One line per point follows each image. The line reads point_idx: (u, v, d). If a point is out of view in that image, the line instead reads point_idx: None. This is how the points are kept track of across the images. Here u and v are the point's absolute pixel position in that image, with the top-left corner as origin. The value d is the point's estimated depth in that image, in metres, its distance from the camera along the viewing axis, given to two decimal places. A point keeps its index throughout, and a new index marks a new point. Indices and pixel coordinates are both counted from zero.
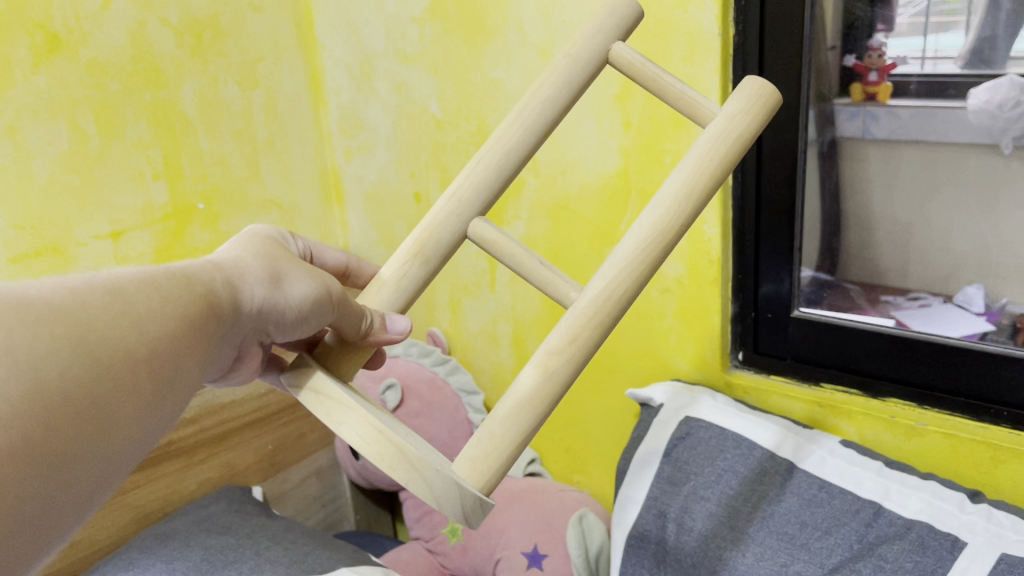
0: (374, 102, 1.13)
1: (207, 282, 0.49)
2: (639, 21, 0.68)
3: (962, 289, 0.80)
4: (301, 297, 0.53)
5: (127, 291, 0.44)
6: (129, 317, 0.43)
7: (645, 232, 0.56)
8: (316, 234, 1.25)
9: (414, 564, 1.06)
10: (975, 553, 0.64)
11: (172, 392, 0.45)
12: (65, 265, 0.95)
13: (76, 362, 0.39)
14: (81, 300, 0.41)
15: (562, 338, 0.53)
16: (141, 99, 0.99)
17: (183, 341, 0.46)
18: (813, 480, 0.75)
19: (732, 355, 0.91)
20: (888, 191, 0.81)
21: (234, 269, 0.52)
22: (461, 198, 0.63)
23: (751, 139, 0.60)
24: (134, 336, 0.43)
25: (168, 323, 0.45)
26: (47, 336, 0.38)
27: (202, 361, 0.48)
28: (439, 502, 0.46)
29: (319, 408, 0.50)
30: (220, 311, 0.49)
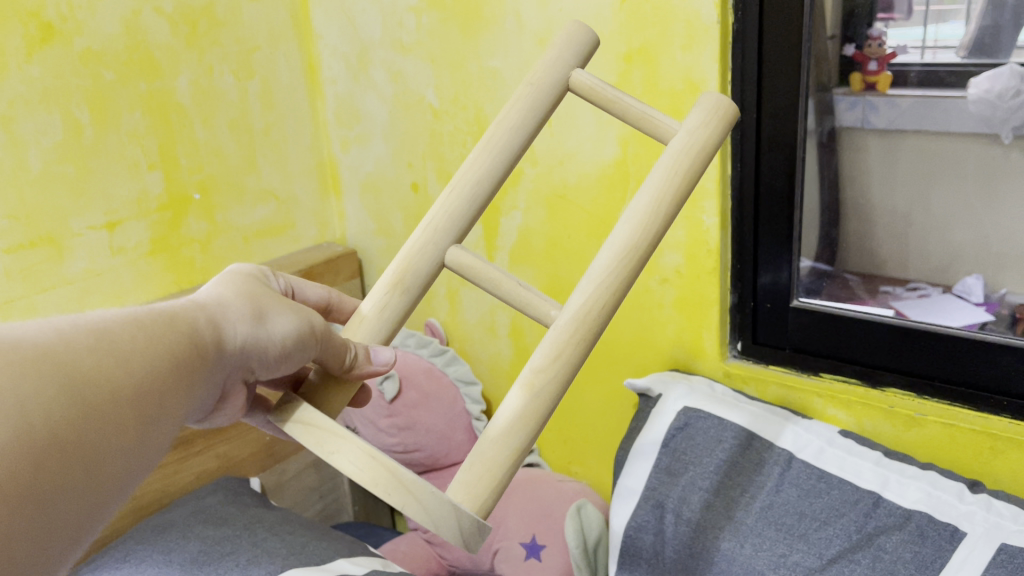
0: (372, 92, 1.13)
1: (191, 323, 0.48)
2: (594, 49, 0.70)
3: (961, 279, 0.79)
4: (283, 334, 0.53)
5: (111, 330, 0.44)
6: (114, 353, 0.42)
7: (619, 245, 0.56)
8: (312, 225, 1.24)
9: (412, 556, 1.05)
10: (974, 543, 0.64)
11: (159, 427, 0.45)
12: (60, 256, 0.94)
13: (62, 401, 0.39)
14: (65, 339, 0.41)
15: (547, 355, 0.53)
16: (136, 89, 0.98)
17: (167, 376, 0.45)
18: (810, 470, 0.75)
19: (731, 345, 0.91)
20: (887, 181, 0.81)
21: (217, 307, 0.51)
22: (436, 227, 0.63)
23: (712, 153, 0.61)
24: (119, 374, 0.42)
25: (153, 359, 0.44)
26: (36, 375, 0.38)
27: (186, 399, 0.47)
28: (437, 528, 0.46)
29: (308, 439, 0.49)
30: (204, 350, 0.48)
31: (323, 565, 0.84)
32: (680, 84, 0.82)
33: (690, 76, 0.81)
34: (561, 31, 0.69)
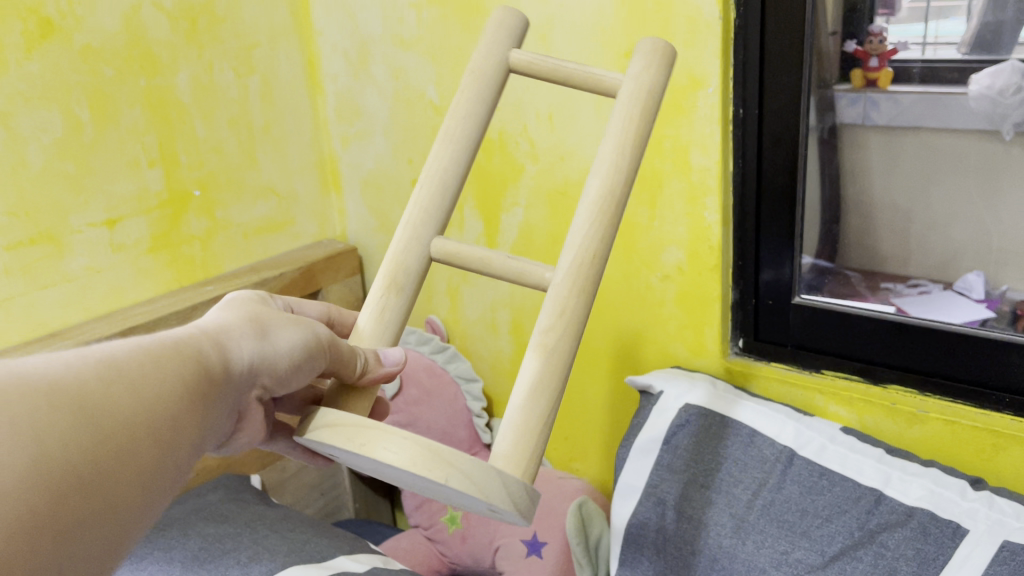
0: (372, 88, 1.12)
1: (197, 345, 0.48)
2: (525, 30, 0.73)
3: (962, 276, 0.79)
4: (288, 344, 0.53)
5: (119, 358, 0.43)
6: (125, 381, 0.42)
7: (595, 200, 0.62)
8: (313, 221, 1.24)
9: (412, 554, 1.04)
10: (977, 540, 0.64)
11: (176, 452, 0.45)
12: (60, 253, 0.94)
13: (77, 433, 0.38)
14: (74, 370, 0.41)
15: (551, 316, 0.59)
16: (136, 85, 0.98)
17: (180, 400, 0.45)
18: (813, 467, 0.74)
19: (732, 342, 0.90)
20: (887, 176, 0.80)
21: (220, 328, 0.51)
22: (415, 223, 0.66)
23: (660, 91, 0.66)
24: (132, 401, 0.42)
25: (164, 384, 0.44)
26: (47, 406, 0.38)
27: (203, 420, 0.47)
28: (486, 494, 0.48)
29: (337, 437, 0.50)
30: (213, 369, 0.48)
31: (324, 562, 0.84)
32: (682, 80, 0.82)
33: (692, 72, 0.81)
34: (488, 20, 0.72)
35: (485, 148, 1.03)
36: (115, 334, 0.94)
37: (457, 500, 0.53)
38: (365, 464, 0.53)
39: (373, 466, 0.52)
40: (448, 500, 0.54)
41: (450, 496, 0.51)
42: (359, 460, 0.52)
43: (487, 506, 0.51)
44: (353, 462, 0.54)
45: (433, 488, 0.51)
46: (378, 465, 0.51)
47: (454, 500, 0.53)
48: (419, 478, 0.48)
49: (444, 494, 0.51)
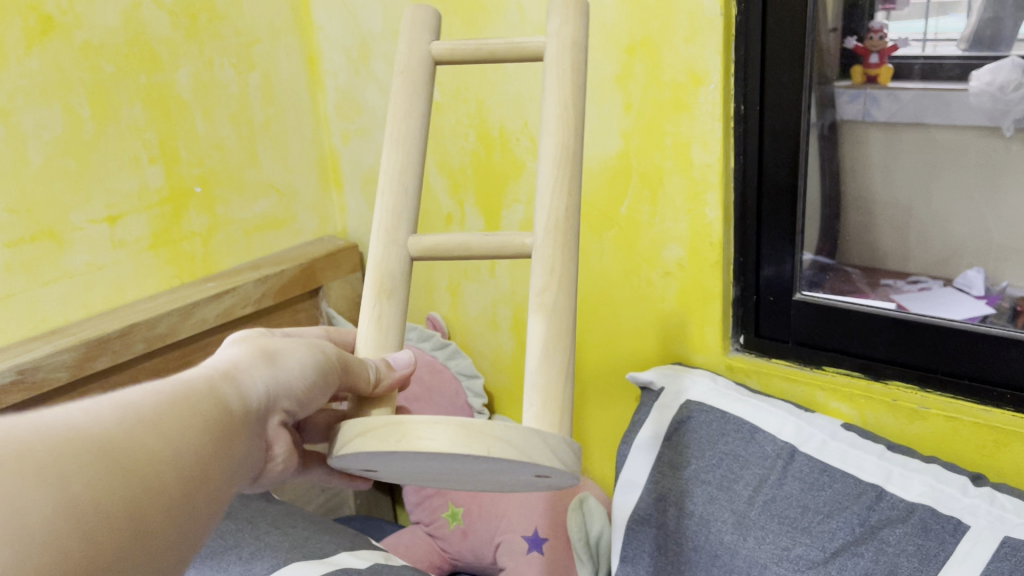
0: (373, 85, 1.12)
1: (209, 382, 0.50)
2: (438, 23, 0.75)
3: (962, 272, 0.79)
4: (298, 364, 0.55)
5: (136, 403, 0.45)
6: (144, 423, 0.44)
7: (553, 154, 0.66)
8: (313, 218, 1.23)
9: (414, 550, 1.04)
10: (978, 536, 0.64)
11: (205, 487, 0.46)
12: (61, 250, 0.94)
13: (102, 476, 0.40)
14: (92, 419, 0.42)
15: (543, 277, 0.63)
16: (136, 82, 0.98)
17: (202, 436, 0.46)
18: (814, 463, 0.74)
19: (733, 339, 0.91)
20: (887, 173, 0.80)
21: (230, 363, 0.52)
22: (386, 230, 0.68)
23: (584, 38, 0.69)
24: (154, 441, 0.43)
25: (183, 422, 0.45)
26: (73, 454, 0.39)
27: (229, 452, 0.48)
28: (531, 456, 0.50)
29: (371, 442, 0.50)
30: (229, 401, 0.50)
31: (325, 558, 0.84)
32: (682, 77, 0.82)
33: (692, 68, 0.81)
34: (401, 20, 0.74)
35: (486, 144, 1.03)
36: (115, 331, 0.95)
37: (501, 473, 0.54)
38: (402, 461, 0.53)
39: (412, 461, 0.53)
40: (494, 475, 0.56)
41: (496, 468, 0.52)
42: (395, 459, 0.52)
43: (532, 470, 0.52)
44: (389, 464, 0.54)
45: (476, 465, 0.52)
46: (417, 459, 0.51)
47: (499, 472, 0.55)
48: (463, 457, 0.49)
49: (488, 467, 0.52)
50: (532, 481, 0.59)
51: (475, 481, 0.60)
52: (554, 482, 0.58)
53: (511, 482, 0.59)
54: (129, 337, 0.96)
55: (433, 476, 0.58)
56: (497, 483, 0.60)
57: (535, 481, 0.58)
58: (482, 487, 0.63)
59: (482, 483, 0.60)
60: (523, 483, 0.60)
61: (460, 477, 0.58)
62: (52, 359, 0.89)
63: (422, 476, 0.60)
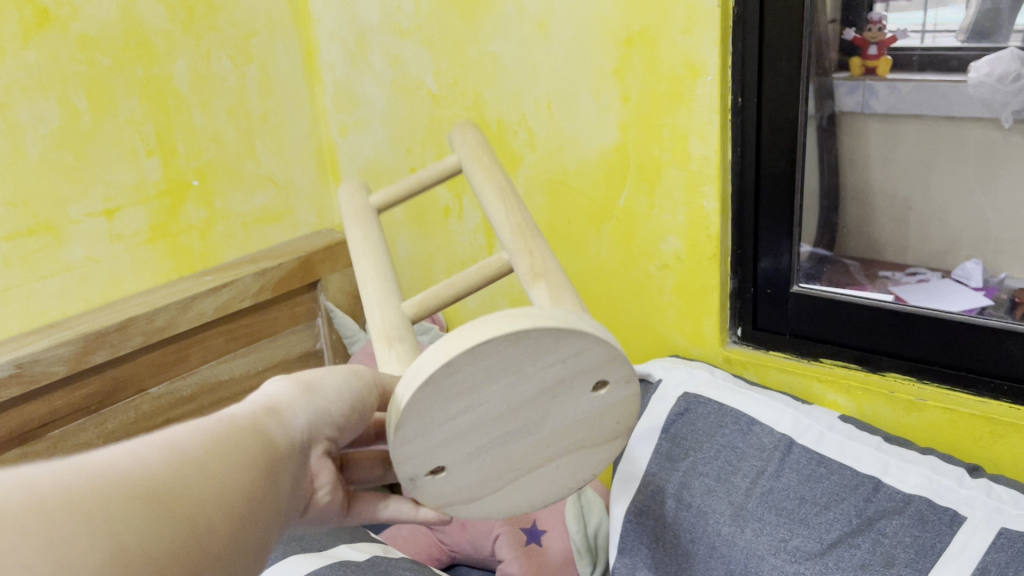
0: (370, 77, 1.12)
1: (248, 416, 0.42)
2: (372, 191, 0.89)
3: (961, 263, 0.77)
4: (336, 389, 0.47)
5: (182, 439, 0.38)
6: (191, 463, 0.37)
7: (496, 191, 0.78)
8: (312, 211, 1.23)
9: (412, 542, 1.05)
10: (974, 527, 0.64)
11: (259, 530, 0.39)
12: (59, 243, 0.94)
13: (151, 523, 0.33)
14: (136, 458, 0.36)
15: (527, 258, 0.68)
16: (133, 74, 0.98)
17: (254, 473, 0.39)
18: (811, 454, 0.75)
19: (731, 331, 0.91)
20: (887, 164, 0.78)
21: (264, 397, 0.45)
22: (377, 298, 0.68)
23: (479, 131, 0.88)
24: (204, 482, 0.36)
25: (231, 461, 0.38)
26: (120, 495, 0.33)
27: (279, 493, 0.41)
28: (577, 332, 0.44)
29: (412, 377, 0.43)
30: (274, 435, 0.43)
31: (324, 551, 0.84)
32: (680, 69, 0.82)
33: (690, 60, 0.81)
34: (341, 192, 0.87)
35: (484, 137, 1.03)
36: (113, 324, 0.95)
37: (559, 394, 0.46)
38: (451, 413, 0.44)
39: (463, 404, 0.44)
40: (554, 409, 0.47)
41: (550, 375, 0.45)
42: (443, 405, 0.44)
43: (587, 363, 0.46)
44: (442, 433, 0.45)
45: (526, 375, 0.45)
46: (468, 390, 0.44)
47: (558, 398, 0.46)
48: (510, 348, 0.43)
49: (542, 376, 0.45)
50: (598, 420, 0.49)
51: (538, 454, 0.49)
52: (620, 405, 0.49)
53: (575, 439, 0.49)
54: (128, 330, 0.96)
55: (493, 456, 0.47)
56: (564, 449, 0.49)
57: (602, 417, 0.49)
58: (548, 476, 0.51)
59: (548, 455, 0.49)
60: (591, 433, 0.50)
61: (521, 445, 0.48)
62: (50, 353, 0.89)
63: (484, 471, 0.48)
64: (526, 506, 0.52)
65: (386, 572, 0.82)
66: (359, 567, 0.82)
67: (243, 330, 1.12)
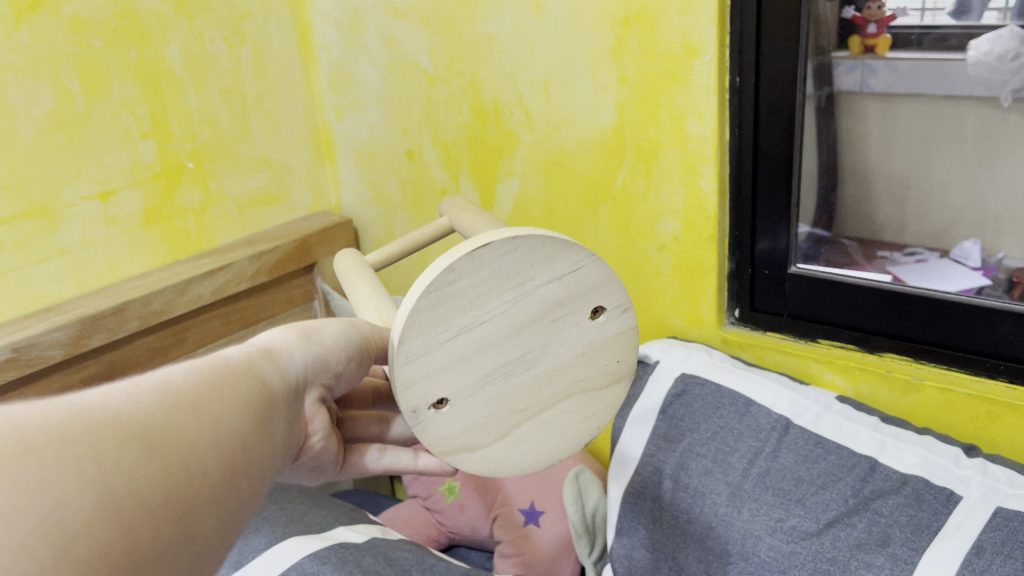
0: (365, 58, 1.11)
1: (245, 356, 0.48)
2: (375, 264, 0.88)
3: (959, 244, 0.77)
4: (334, 337, 0.53)
5: (174, 383, 0.42)
6: (183, 405, 0.41)
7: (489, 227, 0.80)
8: (307, 193, 1.22)
9: (411, 524, 1.06)
10: (970, 506, 0.64)
11: (246, 470, 0.43)
12: (54, 227, 0.94)
13: (142, 460, 0.37)
14: (131, 400, 0.40)
15: None
16: (126, 56, 0.97)
17: (240, 414, 0.44)
18: (808, 435, 0.75)
19: (728, 312, 0.91)
20: (885, 145, 0.78)
21: (264, 341, 0.50)
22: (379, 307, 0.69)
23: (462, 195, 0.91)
24: (194, 423, 0.41)
25: (220, 403, 0.43)
26: (112, 437, 0.37)
27: (268, 431, 0.46)
28: (567, 245, 0.51)
29: (415, 289, 0.49)
30: (268, 374, 0.48)
31: (323, 533, 0.85)
32: (677, 49, 0.81)
33: (688, 40, 0.80)
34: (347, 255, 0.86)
35: (480, 118, 1.03)
36: (110, 308, 0.94)
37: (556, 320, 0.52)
38: (457, 328, 0.50)
39: (467, 321, 0.50)
40: (555, 336, 0.53)
41: (548, 294, 0.51)
42: (448, 318, 0.49)
43: (577, 282, 0.52)
44: (450, 354, 0.50)
45: (522, 291, 0.51)
46: (470, 301, 0.50)
47: (558, 325, 0.52)
48: (506, 258, 0.50)
49: (540, 294, 0.51)
50: (597, 356, 0.54)
51: (543, 393, 0.53)
52: (618, 339, 0.55)
53: (578, 378, 0.54)
54: (125, 314, 0.96)
55: (498, 388, 0.52)
56: (567, 387, 0.54)
57: (602, 353, 0.55)
58: (554, 426, 0.54)
59: (552, 394, 0.54)
60: (593, 370, 0.55)
61: (526, 377, 0.52)
62: (47, 337, 0.89)
63: (488, 409, 0.52)
64: (534, 465, 0.55)
65: (385, 554, 0.83)
66: (358, 548, 0.83)
67: (240, 313, 1.12)
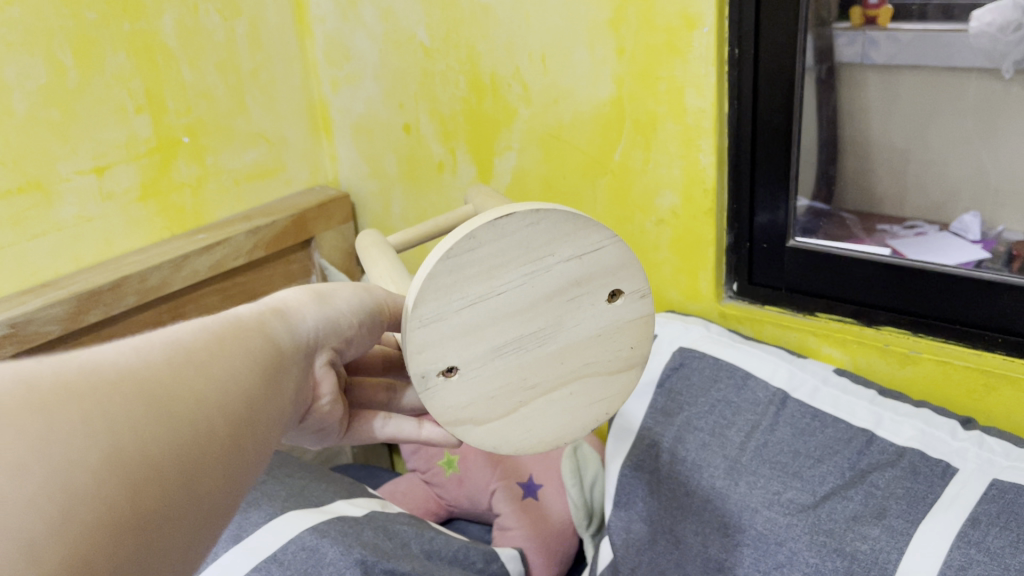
0: (361, 31, 1.10)
1: (256, 315, 0.48)
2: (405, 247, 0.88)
3: (959, 217, 0.78)
4: (347, 300, 0.53)
5: (184, 341, 0.42)
6: (192, 363, 0.41)
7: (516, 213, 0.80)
8: (304, 167, 1.22)
9: (410, 497, 1.07)
10: (965, 480, 0.64)
11: (252, 432, 0.43)
12: (49, 202, 0.93)
13: (150, 419, 0.37)
14: (141, 357, 0.39)
15: None
16: (119, 29, 0.96)
17: (247, 374, 0.43)
18: (805, 408, 0.75)
19: (726, 286, 0.91)
20: (887, 116, 0.79)
21: (278, 301, 0.51)
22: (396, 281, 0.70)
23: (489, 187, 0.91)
24: (203, 383, 0.40)
25: (228, 362, 0.43)
26: (121, 395, 0.36)
27: (275, 394, 0.45)
28: (591, 222, 0.51)
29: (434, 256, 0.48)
30: (278, 334, 0.48)
31: (323, 506, 0.85)
32: (676, 20, 0.80)
33: (687, 11, 0.79)
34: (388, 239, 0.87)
35: (477, 92, 1.02)
36: (107, 284, 0.94)
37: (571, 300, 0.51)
38: (472, 297, 0.49)
39: (486, 289, 0.49)
40: (570, 314, 0.52)
41: (569, 269, 0.51)
42: (463, 286, 0.49)
43: (597, 263, 0.51)
44: (466, 322, 0.49)
45: (541, 264, 0.50)
46: (488, 270, 0.49)
47: (576, 306, 0.52)
48: (529, 228, 0.49)
49: (561, 269, 0.51)
50: (612, 340, 0.53)
51: (554, 371, 0.52)
52: (633, 325, 0.54)
53: (591, 359, 0.53)
54: (121, 289, 0.96)
55: (509, 361, 0.51)
56: (579, 368, 0.53)
57: (617, 336, 0.53)
58: (564, 407, 0.53)
59: (563, 373, 0.53)
60: (606, 353, 0.54)
61: (538, 353, 0.52)
62: (44, 313, 0.89)
63: (496, 381, 0.51)
64: (537, 446, 0.53)
65: (385, 527, 0.84)
66: (357, 522, 0.83)
67: (238, 288, 1.12)
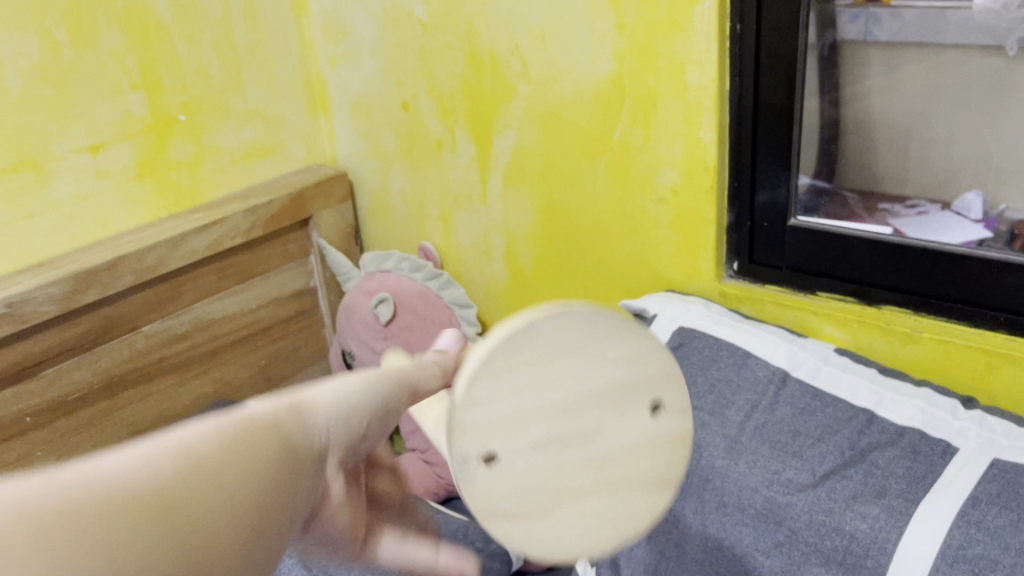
0: (359, 7, 1.09)
1: (268, 416, 0.41)
2: None
3: (961, 195, 0.76)
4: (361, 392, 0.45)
5: (198, 442, 0.37)
6: (205, 471, 0.36)
7: None
8: (301, 145, 1.21)
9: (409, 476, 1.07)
10: (966, 459, 0.64)
11: (268, 539, 0.38)
12: (44, 180, 0.93)
13: (156, 547, 0.33)
14: (148, 466, 0.34)
15: None
16: (113, 5, 0.94)
17: (265, 478, 0.39)
18: (805, 388, 0.75)
19: (727, 265, 0.90)
20: (888, 94, 0.77)
21: (287, 400, 0.42)
22: None
23: None
24: (215, 498, 0.36)
25: (244, 466, 0.38)
26: (127, 518, 0.32)
27: (291, 503, 0.40)
28: (641, 327, 0.49)
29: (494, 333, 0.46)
30: (292, 435, 0.41)
31: None
32: None
33: None
34: None
35: (476, 68, 1.01)
36: (103, 263, 0.94)
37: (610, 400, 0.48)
38: (522, 369, 0.46)
39: (529, 380, 0.46)
40: (608, 411, 0.48)
41: (612, 369, 0.48)
42: (515, 365, 0.46)
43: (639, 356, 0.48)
44: (510, 411, 0.46)
45: (591, 360, 0.47)
46: (538, 344, 0.46)
47: (619, 406, 0.48)
48: (572, 324, 0.47)
49: (604, 369, 0.48)
50: (650, 456, 0.49)
51: (590, 479, 0.48)
52: (670, 442, 0.49)
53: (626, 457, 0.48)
54: (118, 268, 0.95)
55: (546, 459, 0.47)
56: (615, 480, 0.48)
57: (656, 452, 0.49)
58: (594, 517, 0.48)
59: (598, 481, 0.48)
60: (644, 469, 0.49)
61: (575, 453, 0.47)
62: (40, 292, 0.88)
63: (528, 470, 0.46)
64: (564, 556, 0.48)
65: None
66: None
67: (236, 268, 1.11)
